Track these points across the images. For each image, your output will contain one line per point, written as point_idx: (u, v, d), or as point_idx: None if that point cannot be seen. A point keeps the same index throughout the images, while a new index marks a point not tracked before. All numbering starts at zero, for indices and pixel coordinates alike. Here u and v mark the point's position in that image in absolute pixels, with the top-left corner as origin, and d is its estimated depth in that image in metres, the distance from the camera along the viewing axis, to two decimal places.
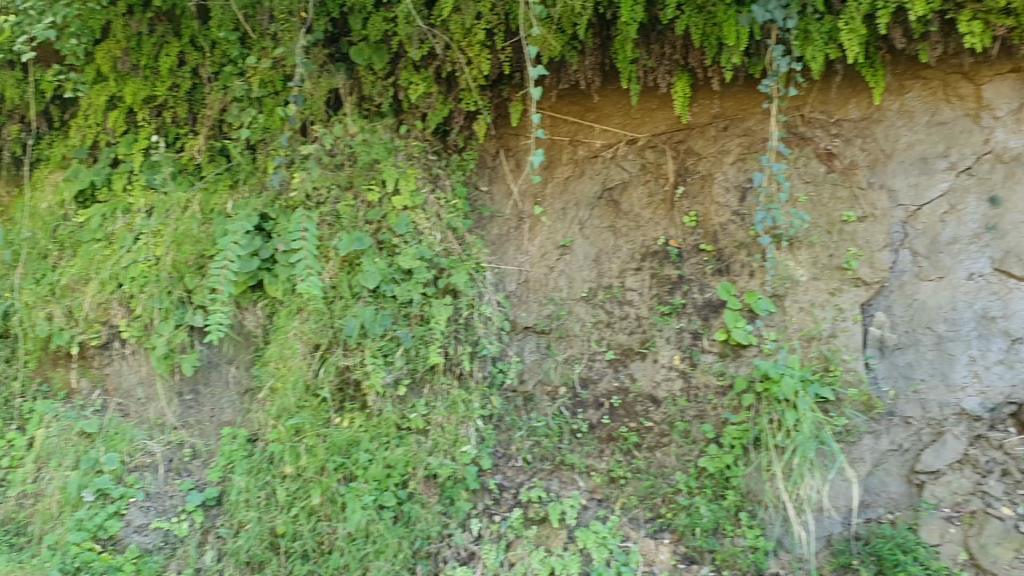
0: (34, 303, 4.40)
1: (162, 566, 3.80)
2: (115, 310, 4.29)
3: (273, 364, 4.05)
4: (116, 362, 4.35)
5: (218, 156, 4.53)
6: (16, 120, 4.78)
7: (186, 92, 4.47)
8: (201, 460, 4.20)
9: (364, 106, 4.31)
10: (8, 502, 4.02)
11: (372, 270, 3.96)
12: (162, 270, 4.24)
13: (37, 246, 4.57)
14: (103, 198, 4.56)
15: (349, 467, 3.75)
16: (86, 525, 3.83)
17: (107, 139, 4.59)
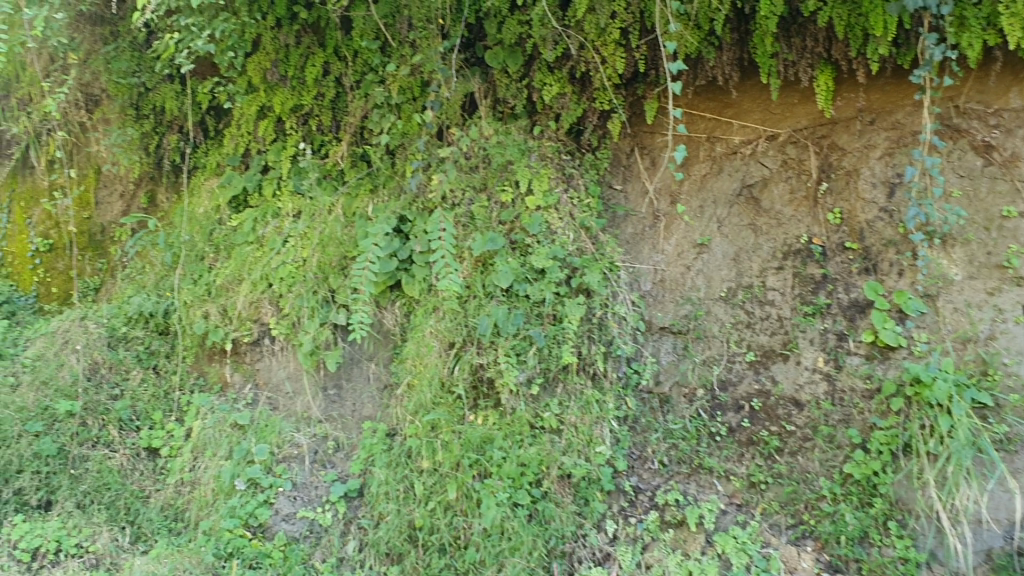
0: (192, 302, 4.73)
1: (307, 554, 3.96)
2: (265, 308, 4.53)
3: (411, 361, 4.19)
4: (266, 358, 4.61)
5: (359, 161, 4.67)
6: (175, 130, 5.15)
7: (330, 100, 4.64)
8: (344, 452, 4.34)
9: (498, 109, 4.37)
10: (168, 488, 4.32)
11: (505, 270, 3.99)
12: (309, 271, 4.43)
13: (194, 248, 4.91)
14: (255, 203, 4.83)
15: (483, 464, 3.83)
16: (239, 513, 4.05)
17: (258, 147, 4.84)
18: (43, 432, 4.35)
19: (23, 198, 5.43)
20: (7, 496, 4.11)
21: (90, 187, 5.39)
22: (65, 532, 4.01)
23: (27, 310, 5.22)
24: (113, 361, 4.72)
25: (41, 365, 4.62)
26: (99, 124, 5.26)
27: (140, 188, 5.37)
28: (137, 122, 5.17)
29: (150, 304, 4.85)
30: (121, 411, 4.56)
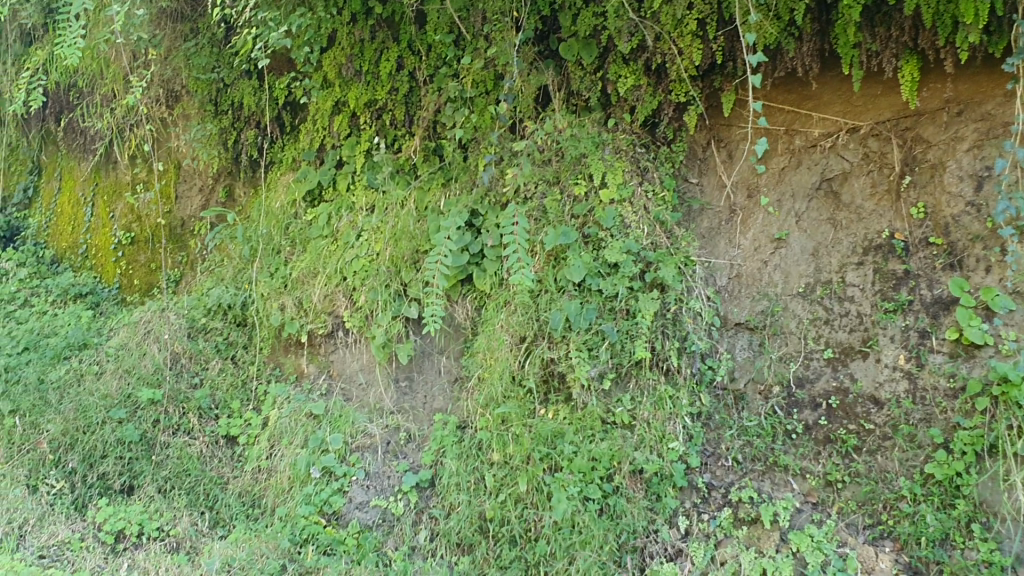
0: (269, 295, 4.86)
1: (380, 541, 4.03)
2: (340, 301, 4.63)
3: (482, 355, 4.22)
4: (340, 350, 4.69)
5: (432, 155, 4.67)
6: (252, 125, 5.22)
7: (404, 95, 4.67)
8: (415, 443, 4.36)
9: (572, 101, 4.34)
10: (245, 475, 4.42)
11: (578, 264, 3.98)
12: (382, 264, 4.48)
13: (271, 242, 5.02)
14: (329, 198, 4.91)
15: (554, 458, 3.84)
16: (314, 500, 4.16)
17: (333, 142, 4.90)
18: (127, 419, 4.59)
19: (107, 194, 5.94)
20: (92, 480, 4.37)
21: (172, 181, 5.68)
22: (147, 517, 4.19)
23: (110, 301, 5.65)
24: (192, 351, 4.90)
25: (125, 354, 4.90)
26: (178, 119, 5.46)
27: (219, 182, 5.50)
28: (216, 117, 5.26)
29: (228, 296, 5.02)
30: (201, 400, 4.71)
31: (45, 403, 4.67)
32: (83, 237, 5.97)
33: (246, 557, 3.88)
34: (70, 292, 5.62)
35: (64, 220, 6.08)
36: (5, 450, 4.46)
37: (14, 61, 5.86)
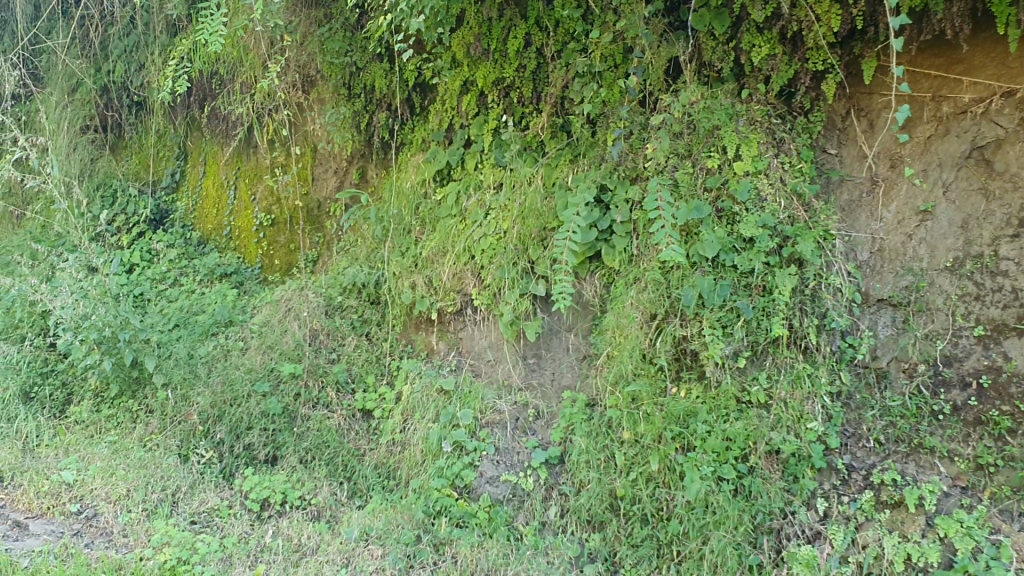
0: (401, 274, 4.98)
1: (511, 516, 4.09)
2: (468, 279, 4.70)
3: (610, 332, 4.21)
4: (469, 327, 4.77)
5: (559, 132, 4.64)
6: (384, 108, 5.34)
7: (532, 72, 4.66)
8: (544, 420, 4.38)
9: (704, 73, 4.25)
10: (380, 447, 4.57)
11: (711, 239, 3.92)
12: (509, 242, 4.51)
13: (402, 222, 5.14)
14: (458, 177, 4.98)
15: (687, 437, 3.81)
16: (446, 473, 4.23)
17: (461, 122, 4.96)
18: (270, 392, 4.79)
19: (249, 177, 6.21)
20: (239, 451, 4.63)
21: (308, 164, 5.88)
22: (290, 486, 4.38)
23: (253, 280, 5.91)
24: (329, 328, 5.08)
25: (268, 331, 5.12)
26: (314, 103, 5.66)
27: (353, 164, 5.68)
28: (349, 100, 5.39)
29: (362, 275, 5.20)
30: (338, 374, 4.88)
31: (194, 377, 4.96)
32: (227, 220, 6.24)
33: (383, 527, 4.04)
34: (216, 272, 5.94)
35: (209, 203, 6.38)
36: (160, 422, 4.82)
37: (161, 51, 6.19)
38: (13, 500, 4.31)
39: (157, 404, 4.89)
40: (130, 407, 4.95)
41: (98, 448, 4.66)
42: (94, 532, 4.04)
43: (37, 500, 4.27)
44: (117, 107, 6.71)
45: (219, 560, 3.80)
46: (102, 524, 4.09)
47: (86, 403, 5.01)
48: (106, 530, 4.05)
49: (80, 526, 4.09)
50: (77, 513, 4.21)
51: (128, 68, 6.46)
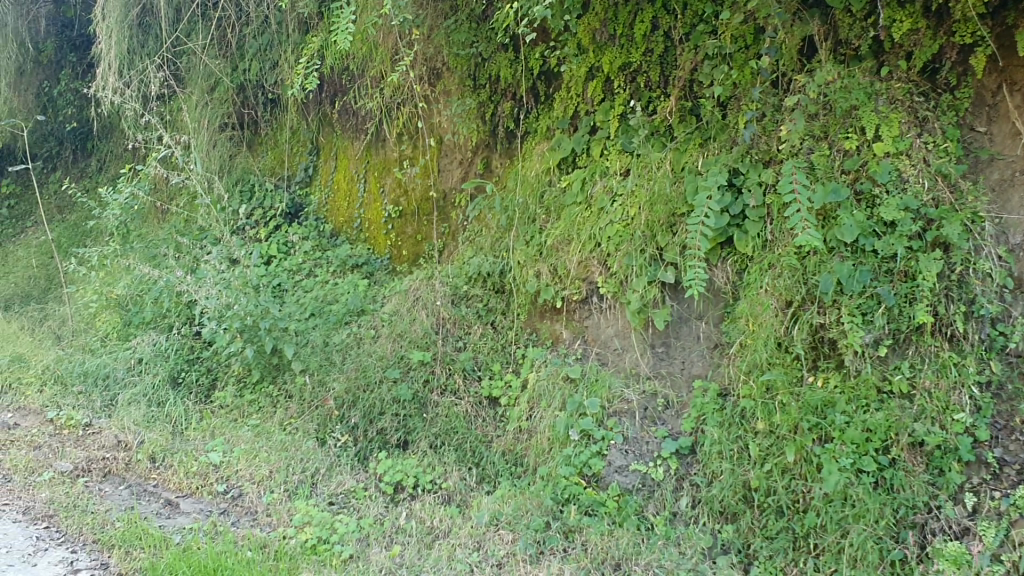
0: (526, 263, 5.02)
1: (641, 505, 4.05)
2: (594, 267, 4.68)
3: (743, 320, 4.13)
4: (595, 316, 4.76)
5: (688, 116, 4.54)
6: (509, 97, 5.43)
7: (659, 55, 4.62)
8: (674, 410, 4.33)
9: (840, 51, 4.08)
10: (507, 435, 4.62)
11: (849, 224, 3.80)
12: (636, 229, 4.46)
13: (527, 211, 5.16)
14: (583, 164, 4.94)
15: (824, 428, 3.71)
16: (574, 461, 4.23)
17: (587, 108, 4.95)
18: (401, 378, 4.93)
19: (378, 171, 6.36)
20: (373, 435, 4.77)
21: (433, 158, 5.98)
22: (421, 470, 4.48)
23: (382, 270, 6.03)
24: (456, 317, 5.15)
25: (397, 319, 5.26)
26: (440, 95, 5.83)
27: (478, 154, 5.75)
28: (475, 91, 5.56)
29: (487, 264, 5.25)
30: (465, 362, 4.96)
31: (330, 363, 5.15)
32: (358, 213, 6.41)
33: (512, 513, 4.09)
34: (348, 263, 6.11)
35: (341, 196, 6.56)
36: (298, 407, 5.02)
37: (293, 49, 6.43)
38: (165, 480, 4.57)
39: (295, 389, 5.09)
40: (270, 392, 5.17)
41: (242, 431, 4.89)
42: (240, 511, 4.23)
43: (187, 480, 4.52)
44: (253, 105, 7.06)
45: (357, 540, 3.92)
46: (247, 504, 4.28)
47: (230, 389, 5.25)
48: (251, 510, 4.23)
49: (227, 505, 4.30)
50: (224, 492, 4.42)
51: (263, 66, 6.76)
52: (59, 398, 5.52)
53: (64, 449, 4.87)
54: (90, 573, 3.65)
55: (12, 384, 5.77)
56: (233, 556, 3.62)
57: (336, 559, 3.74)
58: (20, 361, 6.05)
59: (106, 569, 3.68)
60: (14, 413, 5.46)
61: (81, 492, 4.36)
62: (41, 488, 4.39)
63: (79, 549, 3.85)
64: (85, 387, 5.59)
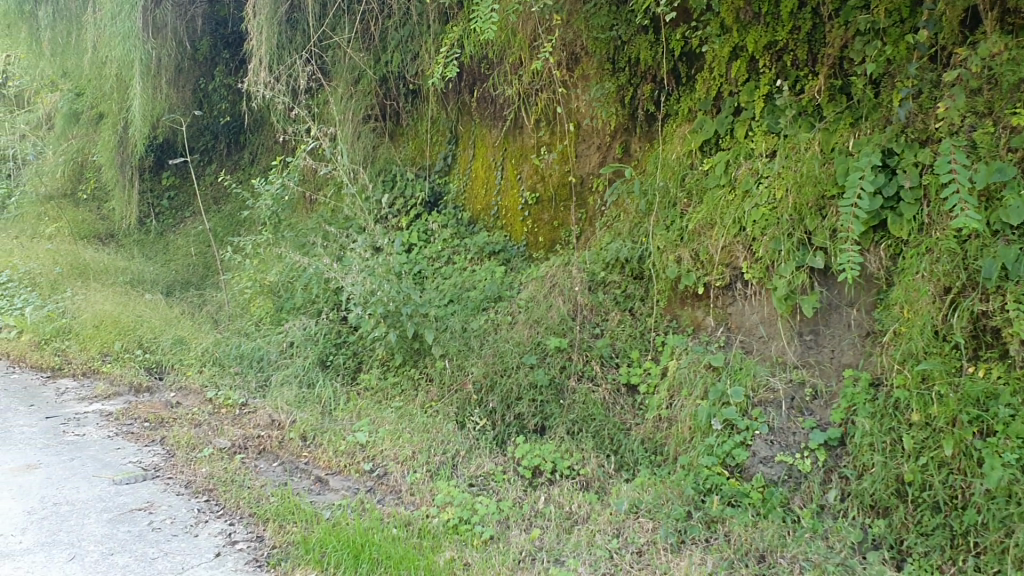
0: (665, 248, 4.96)
1: (787, 497, 3.94)
2: (738, 252, 4.58)
3: (898, 307, 3.96)
4: (739, 302, 4.67)
5: (838, 96, 4.36)
6: (649, 80, 5.40)
7: (807, 33, 4.46)
8: (823, 400, 4.19)
9: (1008, 22, 3.82)
10: (647, 423, 4.59)
11: (1016, 205, 3.57)
12: (783, 212, 4.34)
13: (668, 195, 5.09)
14: (727, 146, 4.83)
15: (986, 421, 3.51)
16: (716, 451, 4.16)
17: (730, 89, 4.84)
18: (537, 364, 5.00)
19: (515, 158, 6.44)
20: (511, 420, 4.83)
21: (571, 142, 5.99)
22: (560, 456, 4.49)
23: (519, 257, 6.09)
24: (593, 302, 5.19)
25: (535, 306, 5.33)
26: (578, 80, 5.88)
27: (617, 139, 5.72)
28: (614, 75, 5.57)
29: (625, 250, 5.21)
30: (603, 349, 4.96)
31: (468, 348, 5.27)
32: (495, 199, 6.50)
33: (652, 501, 4.06)
34: (486, 250, 6.21)
35: (479, 183, 6.67)
36: (438, 390, 5.14)
37: (434, 39, 6.57)
38: (315, 458, 4.75)
39: (436, 372, 5.22)
40: (411, 375, 5.32)
41: (386, 412, 5.03)
42: (385, 489, 4.36)
43: (336, 458, 4.68)
44: (394, 96, 7.32)
45: (497, 522, 3.97)
46: (392, 482, 4.39)
47: (374, 371, 5.43)
48: (395, 488, 4.35)
49: (372, 484, 4.43)
50: (370, 471, 4.55)
51: (405, 57, 6.96)
52: (217, 378, 5.83)
53: (222, 427, 5.15)
54: (247, 544, 3.86)
55: (175, 364, 6.13)
56: (380, 533, 3.74)
57: (477, 540, 3.80)
58: (181, 343, 6.40)
59: (262, 541, 3.87)
60: (177, 392, 5.82)
61: (238, 467, 4.59)
62: (202, 463, 4.65)
63: (236, 522, 4.07)
64: (241, 369, 5.91)
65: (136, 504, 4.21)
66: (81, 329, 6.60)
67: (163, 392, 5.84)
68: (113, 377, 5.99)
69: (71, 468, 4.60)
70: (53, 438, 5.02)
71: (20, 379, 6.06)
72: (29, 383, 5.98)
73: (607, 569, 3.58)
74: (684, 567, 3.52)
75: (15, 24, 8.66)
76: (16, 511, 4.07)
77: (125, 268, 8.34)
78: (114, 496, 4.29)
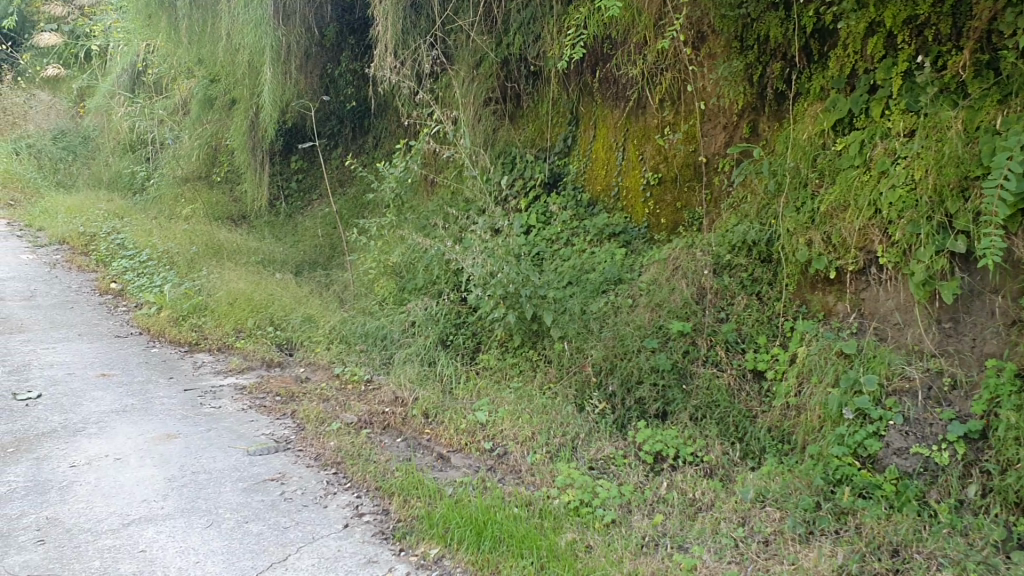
0: (795, 230, 4.85)
1: (922, 491, 3.79)
2: (874, 235, 4.41)
3: None
4: (873, 288, 4.52)
5: (985, 71, 4.11)
6: (778, 58, 5.26)
7: (952, 6, 4.23)
8: (963, 391, 3.99)
9: None
10: (774, 410, 4.50)
11: None
12: (922, 194, 4.14)
13: (798, 175, 4.97)
14: (861, 126, 4.65)
15: None
16: (848, 442, 4.04)
17: (866, 66, 4.66)
18: (659, 348, 4.95)
19: (637, 138, 6.37)
20: (631, 404, 4.80)
21: (697, 122, 5.88)
22: (683, 442, 4.43)
23: (640, 239, 6.04)
24: (718, 287, 5.09)
25: (656, 289, 5.27)
26: (705, 59, 5.78)
27: (743, 118, 5.59)
28: (742, 53, 5.46)
29: (753, 232, 5.14)
30: (728, 334, 4.89)
31: (588, 331, 5.26)
32: (617, 180, 6.45)
33: (780, 490, 3.97)
34: (605, 232, 6.18)
35: (600, 163, 6.63)
36: (558, 372, 5.15)
37: (556, 20, 6.59)
38: (437, 435, 4.83)
39: (555, 354, 5.23)
40: (531, 356, 5.36)
41: (505, 392, 5.08)
42: (505, 469, 4.40)
43: (457, 436, 4.75)
44: (516, 79, 7.37)
45: (619, 505, 3.96)
46: (512, 462, 4.43)
47: (494, 352, 5.50)
48: (516, 468, 4.39)
49: (493, 463, 4.48)
50: (490, 450, 4.61)
51: (527, 39, 6.98)
52: (344, 355, 6.01)
53: (349, 402, 5.31)
54: (373, 517, 3.98)
55: (303, 341, 6.35)
56: (502, 512, 3.79)
57: (599, 523, 3.79)
58: (310, 320, 6.63)
59: (387, 515, 3.98)
60: (306, 367, 6.03)
61: (364, 442, 4.72)
62: (329, 437, 4.81)
63: (363, 495, 4.19)
64: (366, 347, 6.06)
65: (268, 475, 4.39)
66: (216, 306, 6.90)
67: (292, 367, 6.07)
68: (246, 353, 6.26)
69: (208, 439, 4.82)
70: (191, 409, 5.28)
71: (160, 352, 6.38)
72: (167, 357, 6.30)
73: (733, 557, 3.52)
74: (814, 558, 3.43)
75: (155, 14, 8.99)
76: (158, 478, 4.30)
77: (256, 248, 8.68)
78: (247, 466, 4.48)
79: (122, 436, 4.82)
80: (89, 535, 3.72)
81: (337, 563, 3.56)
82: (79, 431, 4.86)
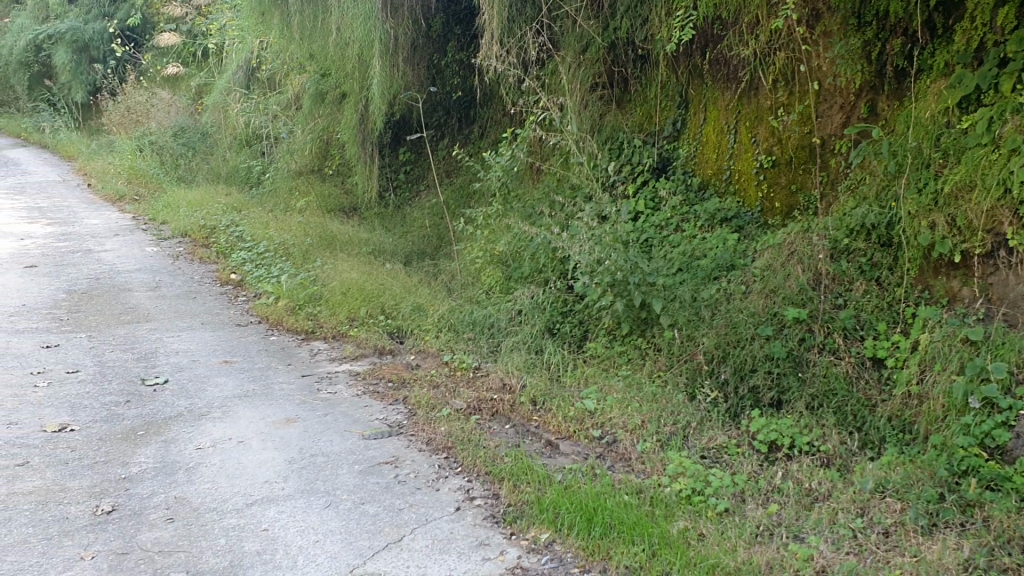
0: (918, 213, 4.68)
1: None
2: (1004, 216, 4.27)
3: None
4: (1001, 272, 4.38)
5: None
6: (899, 34, 5.10)
7: None
8: None
9: None
10: (894, 399, 4.34)
11: None
12: None
13: (920, 155, 4.79)
14: (989, 102, 4.45)
15: None
16: (974, 432, 3.88)
17: (995, 39, 4.45)
18: (774, 336, 4.85)
19: (749, 120, 6.23)
20: (744, 393, 4.72)
21: (812, 102, 5.72)
22: (799, 432, 4.34)
23: (753, 223, 5.94)
24: (836, 272, 4.93)
25: (771, 275, 5.16)
26: (821, 38, 5.63)
27: (861, 98, 5.42)
28: (860, 30, 5.31)
29: (872, 215, 4.98)
30: (846, 320, 4.73)
31: (698, 319, 5.19)
32: (727, 163, 6.33)
33: (902, 481, 3.84)
34: (717, 217, 6.10)
35: (710, 147, 6.51)
36: (667, 360, 5.10)
37: (666, 2, 6.68)
38: (546, 421, 4.87)
39: (664, 342, 5.19)
40: (639, 344, 5.33)
41: (614, 380, 5.08)
42: (615, 456, 4.41)
43: (565, 423, 4.77)
44: (623, 63, 7.32)
45: (732, 495, 3.91)
46: (622, 450, 4.43)
47: (601, 340, 5.49)
48: (625, 456, 4.39)
49: (602, 450, 4.49)
50: (599, 438, 4.61)
51: (635, 22, 6.96)
52: (453, 343, 6.10)
53: (458, 389, 5.39)
54: (484, 501, 4.04)
55: (413, 329, 6.48)
56: (613, 498, 3.79)
57: (712, 512, 3.76)
58: (419, 309, 6.75)
59: (498, 499, 4.04)
60: (416, 355, 6.16)
61: (473, 428, 4.79)
62: (440, 422, 4.90)
63: (474, 479, 4.27)
64: (474, 334, 6.14)
65: (382, 458, 4.51)
66: (330, 295, 7.11)
67: (404, 354, 6.21)
68: (359, 341, 6.43)
69: (325, 423, 4.99)
70: (309, 395, 5.47)
71: (278, 340, 6.63)
72: (285, 344, 6.54)
73: (852, 548, 3.44)
74: (937, 551, 3.31)
75: (269, 12, 9.26)
76: (279, 460, 4.48)
77: (367, 239, 8.89)
78: (363, 449, 4.62)
79: (244, 420, 5.03)
80: (216, 513, 3.91)
81: (450, 544, 3.65)
82: (205, 415, 5.10)
